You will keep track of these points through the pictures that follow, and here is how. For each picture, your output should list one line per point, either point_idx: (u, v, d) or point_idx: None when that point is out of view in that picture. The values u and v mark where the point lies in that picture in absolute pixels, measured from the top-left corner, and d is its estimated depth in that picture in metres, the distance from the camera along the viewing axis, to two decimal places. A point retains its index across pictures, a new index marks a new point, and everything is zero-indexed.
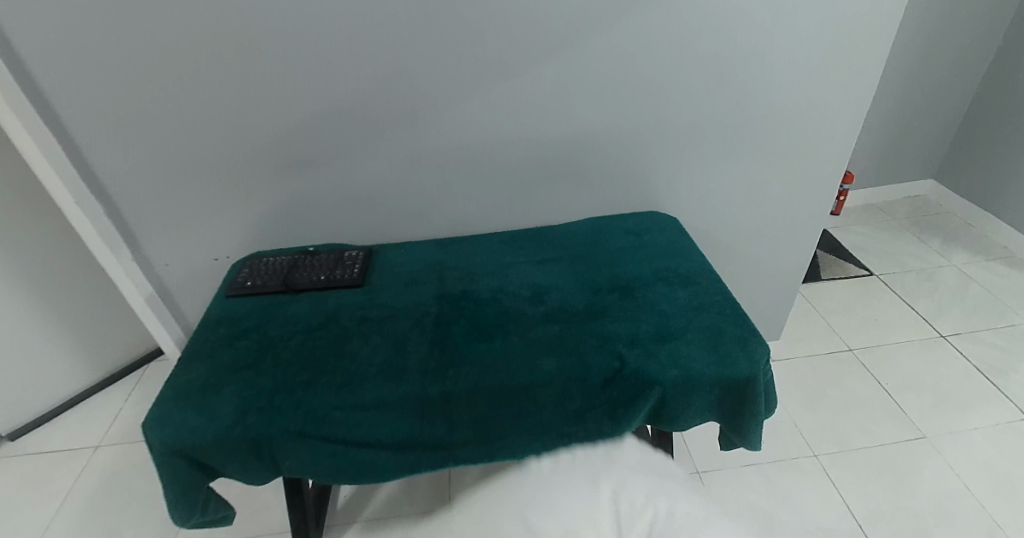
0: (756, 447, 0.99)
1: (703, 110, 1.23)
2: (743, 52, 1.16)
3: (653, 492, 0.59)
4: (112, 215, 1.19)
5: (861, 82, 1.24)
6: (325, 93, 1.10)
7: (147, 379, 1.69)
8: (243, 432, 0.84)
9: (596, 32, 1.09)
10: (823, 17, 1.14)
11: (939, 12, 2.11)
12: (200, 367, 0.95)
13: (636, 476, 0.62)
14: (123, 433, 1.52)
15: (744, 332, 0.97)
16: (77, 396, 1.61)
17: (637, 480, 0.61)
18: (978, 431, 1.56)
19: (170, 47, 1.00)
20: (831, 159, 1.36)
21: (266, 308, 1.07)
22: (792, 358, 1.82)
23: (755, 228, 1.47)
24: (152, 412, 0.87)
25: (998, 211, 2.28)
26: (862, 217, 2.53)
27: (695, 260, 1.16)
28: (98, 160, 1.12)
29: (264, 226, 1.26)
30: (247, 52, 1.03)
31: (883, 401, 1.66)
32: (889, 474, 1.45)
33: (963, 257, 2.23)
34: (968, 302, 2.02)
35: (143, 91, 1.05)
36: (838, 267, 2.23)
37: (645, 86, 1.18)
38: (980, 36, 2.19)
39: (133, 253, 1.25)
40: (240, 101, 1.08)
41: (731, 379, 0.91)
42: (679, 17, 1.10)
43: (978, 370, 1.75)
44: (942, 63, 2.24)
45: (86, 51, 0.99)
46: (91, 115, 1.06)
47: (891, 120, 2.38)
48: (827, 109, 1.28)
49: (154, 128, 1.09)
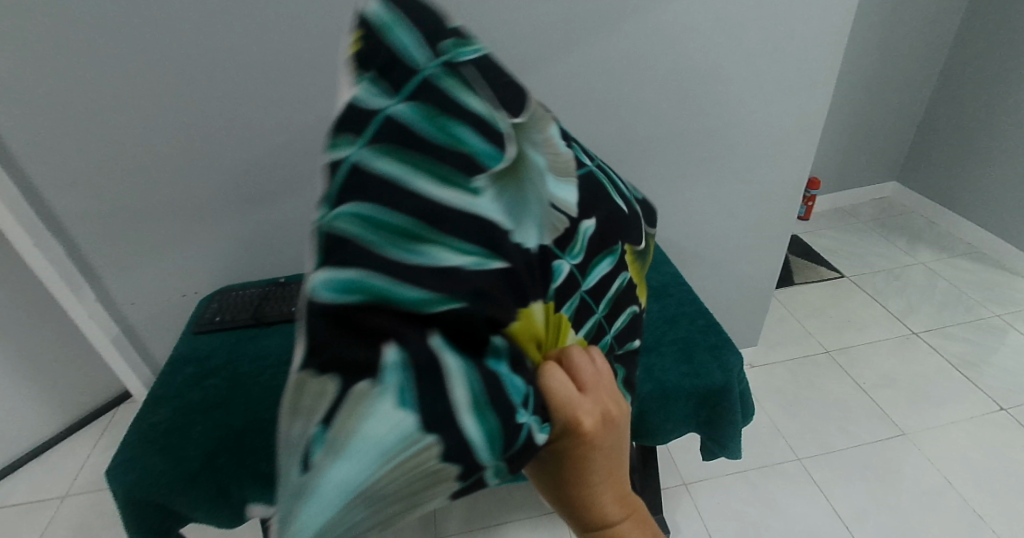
0: (736, 456, 0.99)
1: (665, 126, 1.26)
2: (700, 68, 1.20)
3: None
4: (73, 256, 1.16)
5: (817, 93, 1.28)
6: (291, 125, 1.10)
7: (116, 422, 1.63)
8: (212, 474, 0.82)
9: (557, 54, 1.12)
10: (775, 32, 1.18)
11: (888, 23, 2.21)
12: (166, 409, 0.92)
13: None
14: (92, 480, 1.46)
15: (717, 341, 0.99)
16: (42, 444, 1.55)
17: None
18: (955, 424, 1.59)
19: (131, 85, 1.00)
20: (793, 166, 1.40)
21: (236, 343, 1.05)
22: (771, 363, 1.84)
23: (726, 237, 1.50)
24: (116, 458, 0.85)
25: (960, 209, 2.37)
26: (830, 221, 2.60)
27: (668, 272, 1.18)
28: (57, 201, 1.09)
29: (233, 260, 1.24)
30: (209, 87, 1.02)
31: (861, 400, 1.68)
32: (872, 472, 1.47)
33: (930, 255, 2.30)
34: (937, 299, 2.07)
35: (102, 130, 1.03)
36: (810, 271, 2.28)
37: (610, 103, 1.20)
38: (928, 44, 2.30)
39: (96, 294, 1.22)
40: (203, 136, 1.08)
41: (705, 388, 0.93)
42: (638, 37, 1.13)
43: (952, 364, 1.79)
44: (894, 71, 2.34)
45: (42, 92, 0.98)
46: (49, 156, 1.04)
47: (851, 126, 2.46)
48: (785, 119, 1.32)
49: (116, 166, 1.08)
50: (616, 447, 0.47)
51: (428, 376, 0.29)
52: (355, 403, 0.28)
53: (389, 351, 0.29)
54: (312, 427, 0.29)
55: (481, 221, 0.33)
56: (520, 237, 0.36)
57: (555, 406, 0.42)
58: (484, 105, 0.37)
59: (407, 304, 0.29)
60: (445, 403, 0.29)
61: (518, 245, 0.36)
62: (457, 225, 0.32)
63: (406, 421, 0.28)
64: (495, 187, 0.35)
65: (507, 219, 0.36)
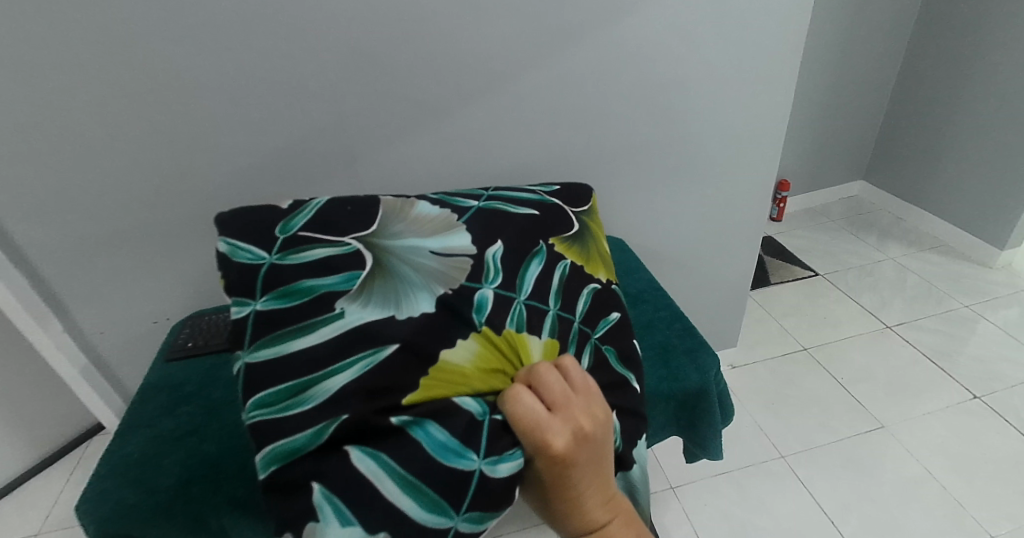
0: (717, 456, 1.00)
1: (635, 134, 1.28)
2: (665, 77, 1.23)
3: None
4: (37, 287, 1.13)
5: (778, 98, 1.33)
6: (261, 145, 1.09)
7: (88, 456, 1.58)
8: (186, 505, 0.80)
9: (525, 68, 1.14)
10: (735, 41, 1.22)
11: (846, 28, 2.30)
12: (138, 439, 0.90)
13: None
14: (64, 518, 1.41)
15: (693, 343, 1.01)
16: (8, 483, 1.49)
17: None
18: (931, 414, 1.63)
19: (94, 111, 0.99)
20: (761, 170, 1.44)
21: (210, 369, 1.03)
22: (751, 363, 1.86)
23: (700, 240, 1.53)
24: (86, 493, 0.82)
25: (925, 205, 2.44)
26: (802, 220, 2.66)
27: (643, 278, 1.19)
28: (19, 231, 1.07)
29: (206, 284, 1.22)
30: (175, 112, 1.02)
31: (840, 395, 1.71)
32: (854, 465, 1.49)
33: (899, 250, 2.36)
34: (909, 292, 2.13)
35: (65, 158, 1.02)
36: (785, 270, 2.33)
37: (579, 114, 1.22)
38: (884, 48, 2.39)
39: (63, 324, 1.19)
40: (171, 161, 1.07)
41: (684, 391, 0.94)
42: (603, 49, 1.15)
43: (925, 356, 1.84)
44: (854, 74, 2.43)
45: (2, 122, 0.96)
46: (10, 186, 1.02)
47: (817, 129, 2.54)
48: (751, 124, 1.36)
49: (80, 194, 1.06)
50: (594, 459, 0.62)
51: (359, 486, 0.59)
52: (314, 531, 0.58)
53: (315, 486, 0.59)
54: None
55: (359, 328, 0.65)
56: (405, 311, 0.67)
57: (526, 431, 0.60)
58: (326, 251, 0.71)
59: (319, 442, 0.60)
60: (382, 498, 0.58)
61: (405, 317, 0.67)
62: (349, 344, 0.64)
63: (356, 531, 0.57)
64: (357, 302, 0.67)
65: (389, 307, 0.67)
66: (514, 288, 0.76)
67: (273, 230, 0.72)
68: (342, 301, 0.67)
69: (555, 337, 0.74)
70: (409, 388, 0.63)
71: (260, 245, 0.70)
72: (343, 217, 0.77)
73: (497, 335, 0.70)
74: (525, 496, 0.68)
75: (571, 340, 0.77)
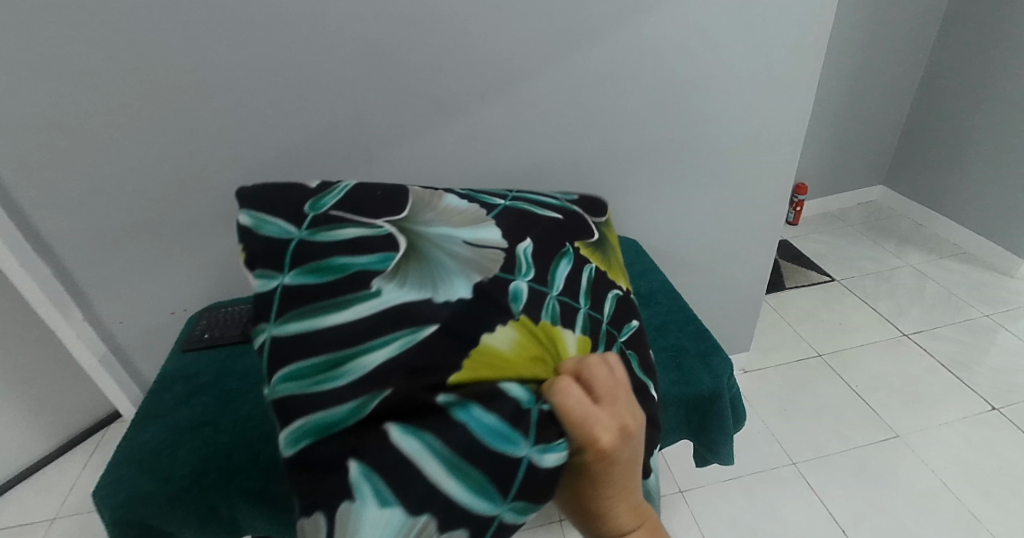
0: (728, 462, 0.99)
1: (651, 135, 1.28)
2: (683, 78, 1.21)
3: None
4: (59, 276, 1.15)
5: (798, 100, 1.31)
6: (279, 141, 1.10)
7: (105, 443, 1.61)
8: (201, 493, 0.81)
9: (542, 67, 1.13)
10: (755, 42, 1.21)
11: (868, 30, 2.26)
12: (154, 427, 0.91)
13: None
14: (81, 502, 1.44)
15: (706, 347, 1.00)
16: (29, 467, 1.52)
17: None
18: (948, 424, 1.60)
19: (118, 105, 1.00)
20: (779, 172, 1.42)
21: (225, 360, 1.05)
22: (763, 368, 1.85)
23: (715, 243, 1.51)
24: (103, 479, 0.84)
25: (946, 211, 2.40)
26: (819, 225, 2.62)
27: (656, 280, 1.19)
28: (43, 221, 1.09)
29: (222, 276, 1.24)
30: (195, 106, 1.03)
31: (853, 403, 1.69)
32: (867, 474, 1.47)
33: (918, 257, 2.32)
34: (928, 300, 2.09)
35: (88, 150, 1.04)
36: (800, 275, 2.30)
37: (596, 114, 1.22)
38: (907, 51, 2.35)
39: (84, 313, 1.21)
40: (190, 155, 1.08)
41: (697, 396, 0.93)
42: (620, 49, 1.15)
43: (943, 365, 1.81)
44: (875, 77, 2.39)
45: (28, 114, 0.98)
46: (35, 177, 1.04)
47: (835, 132, 2.50)
48: (769, 126, 1.34)
49: (101, 185, 1.08)
50: (633, 462, 0.58)
51: (395, 473, 0.54)
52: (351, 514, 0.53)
53: (353, 465, 0.55)
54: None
55: (395, 307, 0.63)
56: (441, 294, 0.65)
57: (572, 425, 0.55)
58: (358, 230, 0.71)
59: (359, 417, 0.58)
60: (425, 478, 0.54)
61: (442, 299, 0.64)
62: (385, 324, 0.62)
63: (396, 517, 0.52)
64: (393, 282, 0.65)
65: (424, 288, 0.65)
66: (547, 284, 0.74)
67: (304, 207, 0.75)
68: (378, 281, 0.65)
69: (588, 335, 0.72)
70: (451, 370, 0.60)
71: (286, 220, 0.73)
72: (373, 202, 0.78)
73: (536, 326, 0.67)
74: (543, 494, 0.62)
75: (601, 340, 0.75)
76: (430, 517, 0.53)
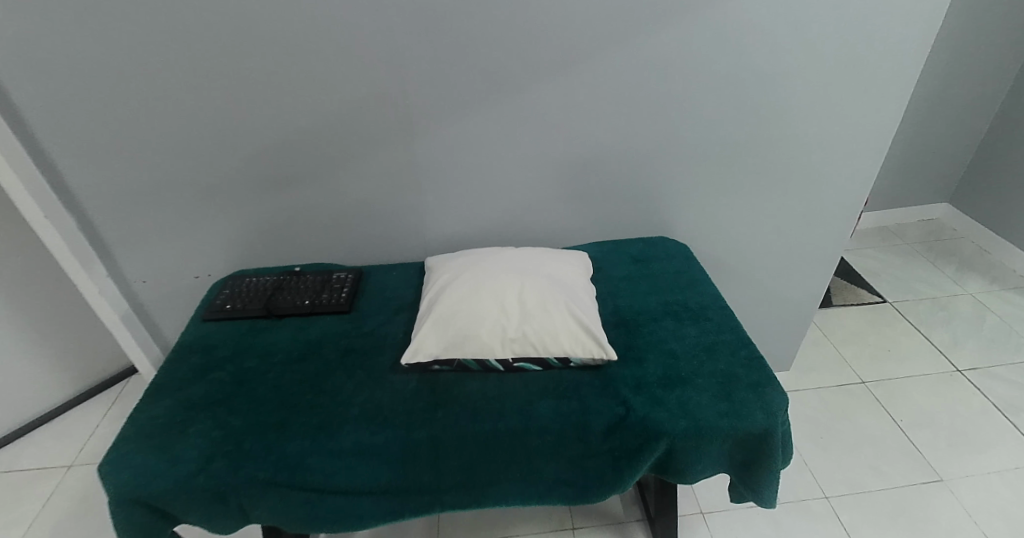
0: (768, 503, 0.90)
1: (716, 133, 1.16)
2: (761, 73, 1.09)
3: (532, 327, 0.91)
4: (85, 229, 1.12)
5: (886, 108, 1.17)
6: (317, 106, 1.03)
7: (124, 395, 1.61)
8: (206, 481, 0.77)
9: (605, 48, 1.02)
10: (847, 39, 1.07)
11: (957, 33, 2.05)
12: (166, 402, 0.88)
13: (541, 343, 0.90)
14: (98, 451, 1.44)
15: (761, 378, 0.89)
16: (51, 411, 1.54)
17: (555, 338, 0.91)
18: (996, 473, 1.47)
19: (152, 53, 0.94)
20: (851, 185, 1.29)
21: (245, 335, 1.01)
22: (801, 390, 1.74)
23: (767, 257, 1.40)
24: (110, 453, 0.80)
25: (1016, 239, 2.19)
26: (873, 241, 2.46)
27: (707, 293, 1.09)
28: (71, 170, 1.05)
29: (249, 244, 1.19)
30: (231, 63, 0.96)
31: (895, 439, 1.57)
32: (904, 518, 1.36)
33: (979, 286, 2.14)
34: (985, 334, 1.93)
35: (118, 101, 0.98)
36: (849, 293, 2.16)
37: (656, 106, 1.11)
38: (1000, 60, 2.11)
39: (107, 269, 1.18)
40: (222, 115, 1.02)
41: (745, 432, 0.83)
42: (691, 34, 1.03)
43: (996, 408, 1.66)
44: (959, 85, 2.17)
45: (57, 59, 0.92)
46: (63, 125, 0.99)
47: (904, 143, 2.31)
48: (846, 134, 1.20)
49: (131, 139, 1.03)
50: (550, 339, 0.90)
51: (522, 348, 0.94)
52: (542, 313, 0.92)
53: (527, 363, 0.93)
54: (542, 306, 0.93)
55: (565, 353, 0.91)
56: (564, 345, 0.91)
57: (537, 347, 0.90)
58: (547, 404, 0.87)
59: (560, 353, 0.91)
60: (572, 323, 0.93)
61: (560, 343, 0.90)
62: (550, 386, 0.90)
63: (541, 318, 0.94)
64: (558, 353, 0.91)
65: (553, 343, 0.91)
66: (541, 361, 0.92)
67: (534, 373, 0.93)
68: (551, 355, 0.91)
69: (535, 366, 0.92)
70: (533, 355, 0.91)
71: (548, 400, 0.87)
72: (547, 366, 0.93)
73: (554, 360, 0.92)
74: (562, 344, 0.91)
75: (531, 364, 0.92)
76: (553, 309, 0.93)
